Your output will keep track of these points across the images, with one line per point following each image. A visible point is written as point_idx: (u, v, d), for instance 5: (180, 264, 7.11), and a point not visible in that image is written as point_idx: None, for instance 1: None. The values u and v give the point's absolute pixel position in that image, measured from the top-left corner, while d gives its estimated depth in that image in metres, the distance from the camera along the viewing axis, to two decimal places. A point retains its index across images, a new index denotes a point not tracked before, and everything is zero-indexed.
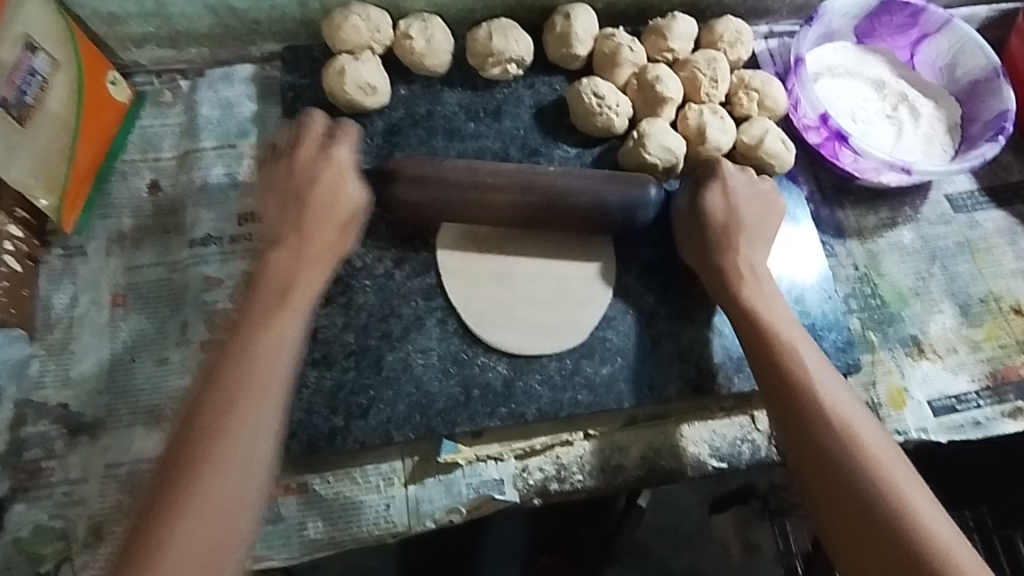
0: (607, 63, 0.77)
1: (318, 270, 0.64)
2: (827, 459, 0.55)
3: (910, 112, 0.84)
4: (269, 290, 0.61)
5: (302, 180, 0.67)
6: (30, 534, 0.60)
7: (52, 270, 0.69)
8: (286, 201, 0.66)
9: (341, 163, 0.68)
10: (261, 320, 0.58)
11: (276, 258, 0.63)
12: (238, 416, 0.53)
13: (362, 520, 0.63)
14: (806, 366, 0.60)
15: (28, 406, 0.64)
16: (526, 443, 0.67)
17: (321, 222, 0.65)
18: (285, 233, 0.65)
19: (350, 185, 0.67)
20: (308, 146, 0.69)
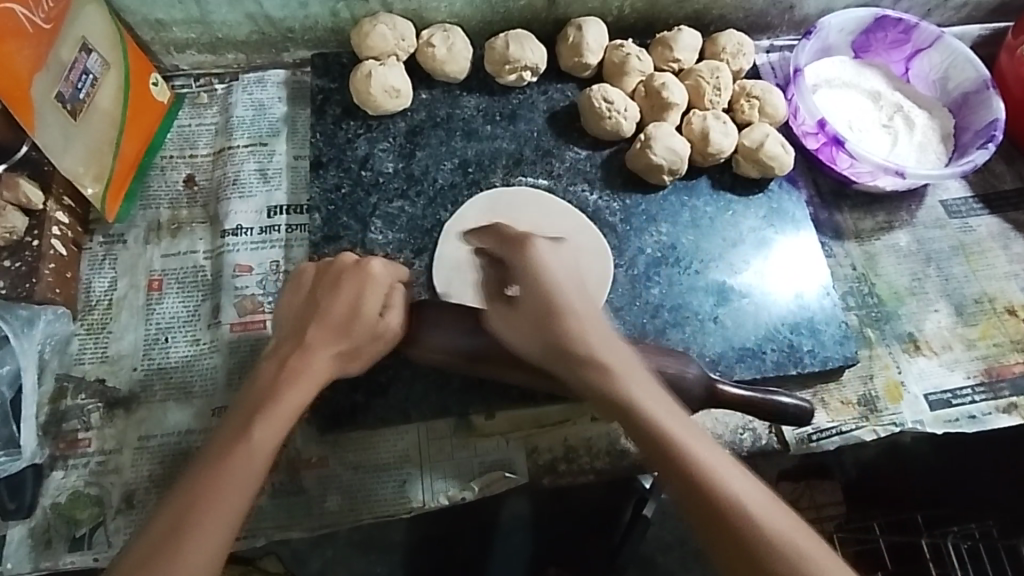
0: (616, 71, 0.82)
1: (304, 392, 0.55)
2: (705, 494, 0.49)
3: (905, 122, 0.88)
4: (244, 411, 0.54)
5: (325, 295, 0.60)
6: (67, 500, 0.64)
7: (94, 255, 0.74)
8: (301, 314, 0.59)
9: (372, 280, 0.61)
10: (232, 431, 0.53)
11: (267, 367, 0.58)
12: (185, 548, 0.48)
13: (379, 493, 0.66)
14: (648, 400, 0.53)
15: (69, 380, 0.68)
16: (537, 425, 0.70)
17: (328, 347, 0.58)
18: (286, 349, 0.58)
19: (373, 309, 0.60)
20: (348, 256, 0.62)
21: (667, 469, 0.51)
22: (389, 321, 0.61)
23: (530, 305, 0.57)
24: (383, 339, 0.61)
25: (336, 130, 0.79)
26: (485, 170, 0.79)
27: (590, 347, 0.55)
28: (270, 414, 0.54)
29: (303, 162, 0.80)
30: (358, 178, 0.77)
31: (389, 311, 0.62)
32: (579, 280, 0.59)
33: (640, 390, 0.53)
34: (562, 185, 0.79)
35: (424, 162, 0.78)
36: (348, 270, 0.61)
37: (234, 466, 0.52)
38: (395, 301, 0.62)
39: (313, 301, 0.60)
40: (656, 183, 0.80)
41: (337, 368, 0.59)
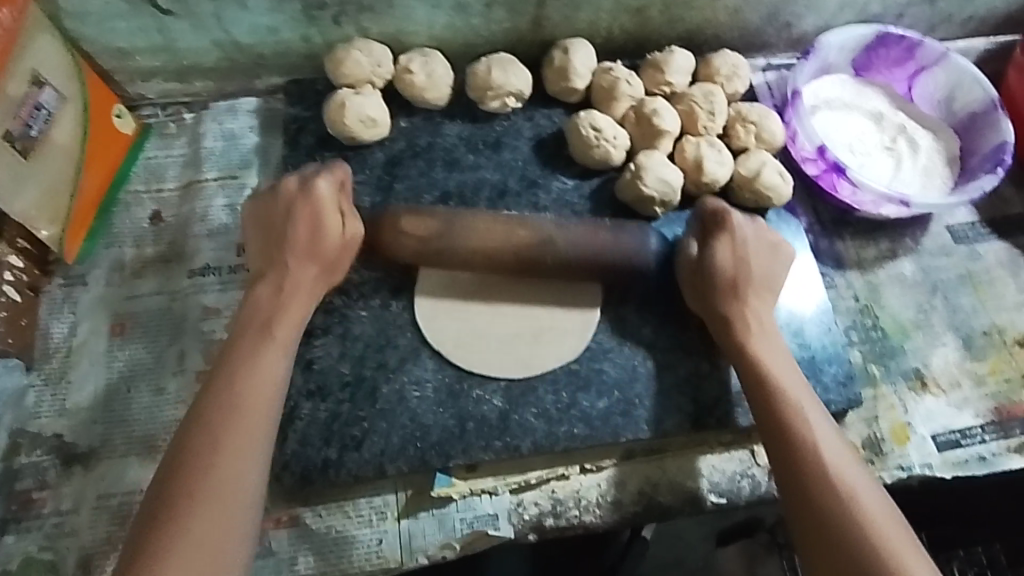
0: (605, 96, 0.78)
1: (297, 316, 0.62)
2: (791, 440, 0.58)
3: (909, 144, 0.84)
4: (256, 321, 0.60)
5: (283, 221, 0.64)
6: (19, 566, 0.60)
7: (53, 299, 0.70)
8: (269, 236, 0.64)
9: (320, 200, 0.65)
10: (251, 339, 0.59)
11: (260, 289, 0.62)
12: (219, 458, 0.52)
13: (354, 554, 0.62)
14: (775, 359, 0.63)
15: (24, 435, 0.64)
16: (521, 477, 0.66)
17: (309, 262, 0.64)
18: (270, 271, 0.63)
19: (332, 222, 0.65)
20: (293, 180, 0.66)
21: (775, 420, 0.59)
22: (351, 229, 0.66)
23: (721, 284, 0.66)
24: (349, 244, 0.65)
25: (310, 161, 0.75)
26: (468, 202, 0.75)
27: (748, 328, 0.65)
28: (285, 316, 0.61)
29: None
30: None
31: (346, 221, 0.66)
32: (769, 261, 0.68)
33: (767, 353, 0.64)
34: (548, 218, 0.75)
35: (403, 194, 0.74)
36: (295, 199, 0.65)
37: (259, 368, 0.57)
38: (348, 211, 0.66)
39: (274, 228, 0.64)
40: (648, 215, 0.76)
41: (320, 286, 0.64)
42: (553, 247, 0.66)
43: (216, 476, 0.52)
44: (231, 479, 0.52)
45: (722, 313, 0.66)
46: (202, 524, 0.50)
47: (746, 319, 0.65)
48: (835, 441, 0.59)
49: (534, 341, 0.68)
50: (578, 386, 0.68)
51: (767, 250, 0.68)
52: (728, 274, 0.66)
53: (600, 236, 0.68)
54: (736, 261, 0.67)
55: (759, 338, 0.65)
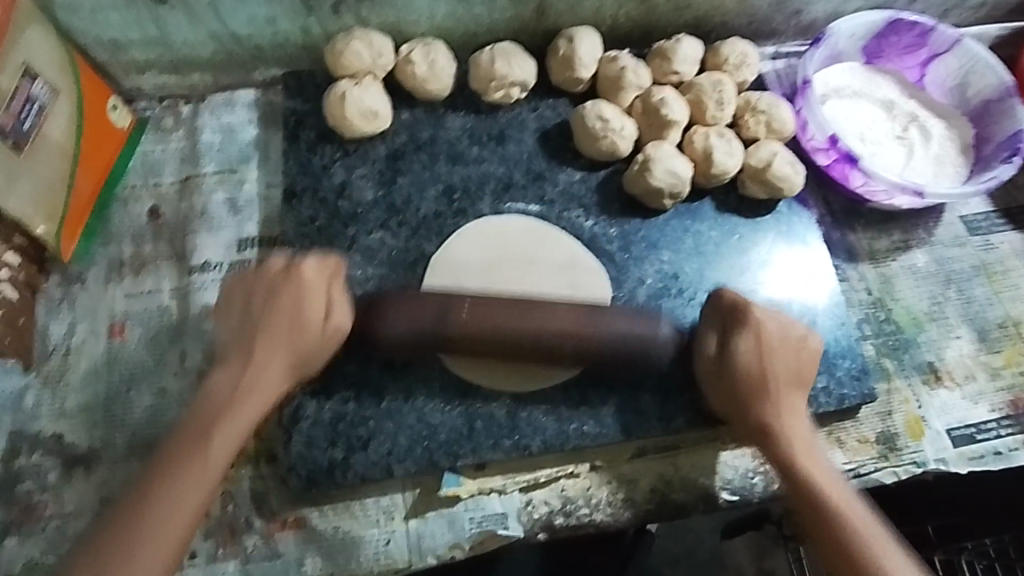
0: (611, 86, 0.76)
1: (258, 403, 0.58)
2: (842, 536, 0.56)
3: (921, 132, 0.82)
4: (197, 423, 0.56)
5: (261, 304, 0.61)
6: (22, 571, 0.59)
7: (51, 299, 0.69)
8: (241, 333, 0.60)
9: (307, 282, 0.61)
10: (218, 398, 0.57)
11: (218, 377, 0.59)
12: (183, 471, 0.54)
13: (361, 556, 0.61)
14: (805, 444, 0.61)
15: (23, 437, 0.63)
16: (531, 475, 0.65)
17: (284, 349, 0.59)
18: (235, 358, 0.59)
19: (314, 314, 0.60)
20: (279, 261, 0.63)
21: (821, 516, 0.57)
22: (334, 322, 0.61)
23: (744, 382, 0.62)
24: (332, 338, 0.61)
25: (311, 156, 0.73)
26: (472, 196, 0.73)
27: (779, 407, 0.62)
28: (229, 425, 0.56)
29: (276, 190, 0.74)
30: (336, 208, 0.71)
31: (331, 313, 0.61)
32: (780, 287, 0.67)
33: (796, 434, 0.61)
34: (555, 212, 0.74)
35: (407, 189, 0.73)
36: (279, 281, 0.61)
37: (221, 427, 0.56)
38: (335, 299, 0.62)
39: (252, 317, 0.60)
40: (656, 207, 0.74)
41: (293, 375, 0.60)
42: (554, 328, 0.61)
43: (179, 488, 0.53)
44: (197, 484, 0.54)
45: (750, 412, 0.62)
46: (158, 530, 0.51)
47: (774, 407, 0.62)
48: (879, 525, 0.57)
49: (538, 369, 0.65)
50: (587, 383, 0.66)
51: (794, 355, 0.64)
52: (754, 369, 0.62)
53: (603, 322, 0.61)
54: (761, 358, 0.63)
55: (783, 409, 0.62)
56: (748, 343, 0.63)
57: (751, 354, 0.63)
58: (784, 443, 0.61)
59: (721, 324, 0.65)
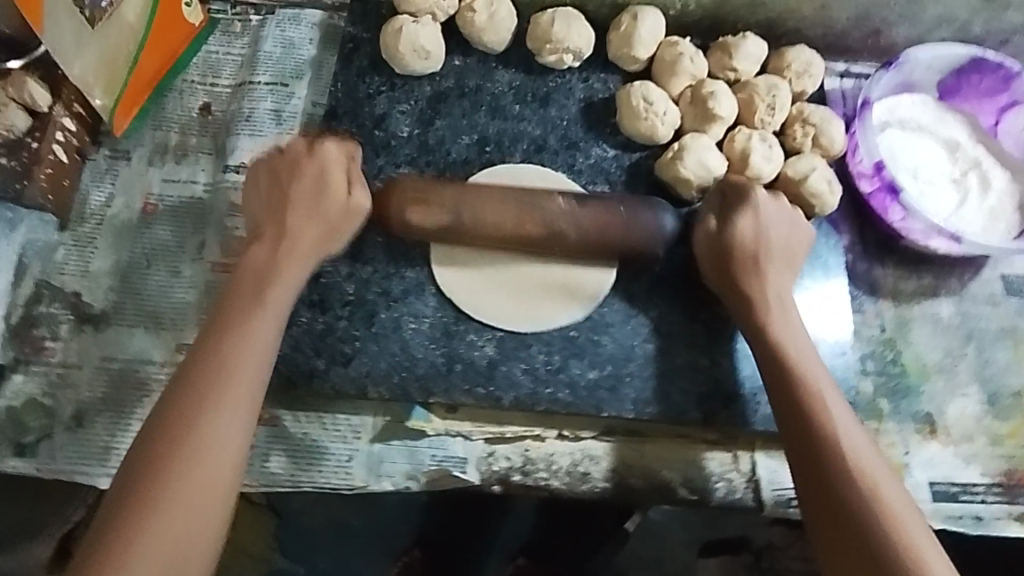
0: (664, 70, 0.75)
1: (274, 316, 0.59)
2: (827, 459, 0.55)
3: (980, 181, 0.78)
4: (247, 283, 0.60)
5: (289, 180, 0.64)
6: (21, 405, 0.64)
7: (96, 167, 0.73)
8: (273, 199, 0.64)
9: (329, 161, 0.65)
10: (229, 331, 0.57)
11: (258, 250, 0.62)
12: (177, 467, 0.51)
13: (323, 465, 0.65)
14: (802, 356, 0.61)
15: (47, 287, 0.68)
16: (497, 429, 0.66)
17: (308, 225, 0.63)
18: (269, 228, 0.63)
19: (340, 183, 0.64)
20: (301, 142, 0.66)
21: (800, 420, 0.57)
22: (357, 196, 0.65)
23: (742, 260, 0.65)
24: (354, 213, 0.65)
25: (358, 82, 0.75)
26: (503, 151, 0.74)
27: (770, 310, 0.63)
28: (247, 334, 0.57)
29: (320, 110, 0.77)
30: (370, 136, 0.73)
31: (354, 186, 0.65)
32: (789, 263, 0.66)
33: (787, 336, 0.62)
34: (580, 182, 0.74)
35: (441, 132, 0.74)
36: (303, 157, 0.65)
37: (233, 378, 0.55)
38: (356, 177, 0.66)
39: (279, 184, 0.64)
40: (682, 199, 0.73)
41: (323, 248, 0.64)
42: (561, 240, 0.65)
43: (177, 478, 0.51)
44: (218, 438, 0.53)
45: (746, 297, 0.64)
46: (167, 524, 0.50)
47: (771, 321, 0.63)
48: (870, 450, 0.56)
49: (542, 292, 0.67)
50: (571, 353, 0.67)
51: (788, 257, 0.66)
52: (749, 245, 0.65)
53: (610, 226, 0.65)
54: (757, 237, 0.65)
55: (779, 326, 0.63)
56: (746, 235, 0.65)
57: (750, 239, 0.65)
58: (775, 346, 0.61)
59: (718, 253, 0.66)
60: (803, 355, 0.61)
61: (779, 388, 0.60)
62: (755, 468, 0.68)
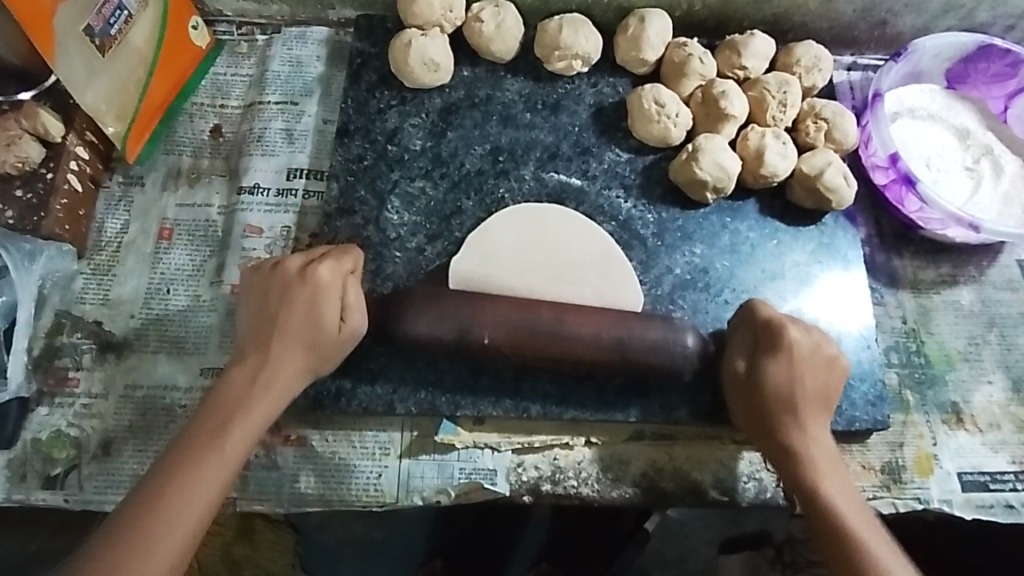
0: (674, 72, 0.75)
1: (273, 402, 0.59)
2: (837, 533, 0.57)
3: (994, 167, 0.78)
4: (220, 408, 0.58)
5: (276, 304, 0.60)
6: (48, 437, 0.64)
7: (111, 195, 0.73)
8: (260, 325, 0.60)
9: (318, 287, 0.61)
10: (220, 414, 0.57)
11: (240, 373, 0.59)
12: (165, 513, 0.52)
13: (352, 483, 0.64)
14: (821, 442, 0.61)
15: (67, 317, 0.68)
16: (526, 439, 0.66)
17: (300, 348, 0.60)
18: (253, 355, 0.60)
19: (331, 316, 0.60)
20: (295, 261, 0.62)
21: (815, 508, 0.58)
22: (351, 325, 0.61)
23: (776, 403, 0.61)
24: (348, 339, 0.61)
25: (369, 98, 0.75)
26: (517, 160, 0.74)
27: (803, 393, 0.61)
28: (248, 416, 0.58)
29: (331, 127, 0.76)
30: (383, 151, 0.73)
31: (346, 315, 0.61)
32: (827, 372, 0.62)
33: (813, 437, 0.61)
34: (595, 187, 0.74)
35: (454, 143, 0.74)
36: (293, 282, 0.61)
37: (219, 444, 0.56)
38: (352, 302, 0.61)
39: (267, 315, 0.61)
40: (698, 200, 0.73)
41: (310, 371, 0.61)
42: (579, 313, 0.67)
43: (166, 522, 0.52)
44: (192, 504, 0.53)
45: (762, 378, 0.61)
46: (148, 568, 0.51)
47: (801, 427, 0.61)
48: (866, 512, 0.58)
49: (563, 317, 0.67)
50: None
51: (827, 381, 0.62)
52: (783, 387, 0.61)
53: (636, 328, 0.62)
54: (794, 377, 0.61)
55: (809, 440, 0.60)
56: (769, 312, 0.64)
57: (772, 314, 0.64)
58: (798, 434, 0.61)
59: (751, 345, 0.64)
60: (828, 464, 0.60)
61: (797, 481, 0.59)
62: None
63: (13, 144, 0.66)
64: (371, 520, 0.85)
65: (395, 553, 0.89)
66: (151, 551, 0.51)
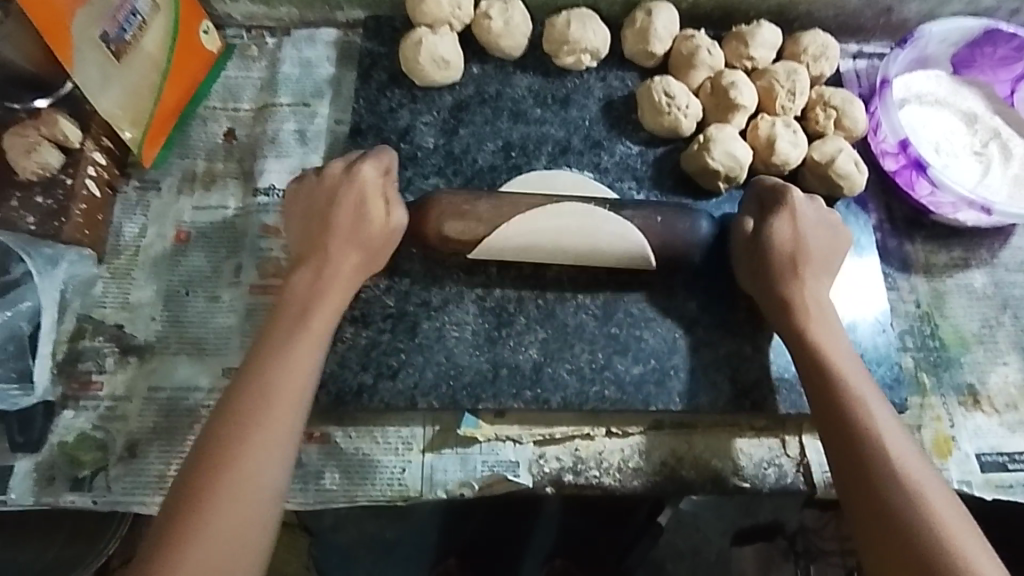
0: (682, 64, 0.76)
1: (335, 306, 0.61)
2: (887, 491, 0.53)
3: (1003, 150, 0.79)
4: (257, 365, 0.56)
5: (330, 205, 0.63)
6: (73, 440, 0.64)
7: (127, 200, 0.73)
8: (310, 226, 0.63)
9: (365, 184, 0.64)
10: (255, 383, 0.55)
11: (301, 275, 0.61)
12: (234, 464, 0.52)
13: (376, 478, 0.65)
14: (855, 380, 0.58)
15: (88, 321, 0.68)
16: (547, 430, 0.67)
17: (353, 249, 0.62)
18: (312, 255, 0.62)
19: (378, 209, 0.64)
20: (339, 167, 0.65)
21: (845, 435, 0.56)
22: (394, 215, 0.64)
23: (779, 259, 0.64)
24: (392, 235, 0.64)
25: (380, 97, 0.76)
26: (529, 155, 0.75)
27: (811, 314, 0.62)
28: (286, 382, 0.56)
29: (344, 127, 0.77)
30: (396, 150, 0.74)
31: (391, 206, 0.64)
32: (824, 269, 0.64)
33: (831, 348, 0.60)
34: (607, 180, 0.74)
35: (466, 140, 0.75)
36: (341, 182, 0.64)
37: (255, 439, 0.53)
38: (394, 196, 0.65)
39: (320, 211, 0.63)
40: (710, 189, 0.74)
41: (364, 273, 0.63)
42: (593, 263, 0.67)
43: (204, 539, 0.49)
44: (248, 482, 0.52)
45: (788, 317, 0.62)
46: (224, 516, 0.50)
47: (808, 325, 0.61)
48: (920, 463, 0.55)
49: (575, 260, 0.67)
50: (614, 349, 0.67)
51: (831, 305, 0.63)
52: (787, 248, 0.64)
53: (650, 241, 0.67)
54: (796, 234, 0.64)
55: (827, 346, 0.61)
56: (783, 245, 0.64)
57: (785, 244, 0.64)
58: (830, 375, 0.59)
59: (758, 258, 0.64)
60: (855, 377, 0.59)
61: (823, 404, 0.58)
62: (804, 450, 0.68)
63: (33, 151, 0.67)
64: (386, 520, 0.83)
65: (407, 554, 0.88)
66: (220, 504, 0.50)
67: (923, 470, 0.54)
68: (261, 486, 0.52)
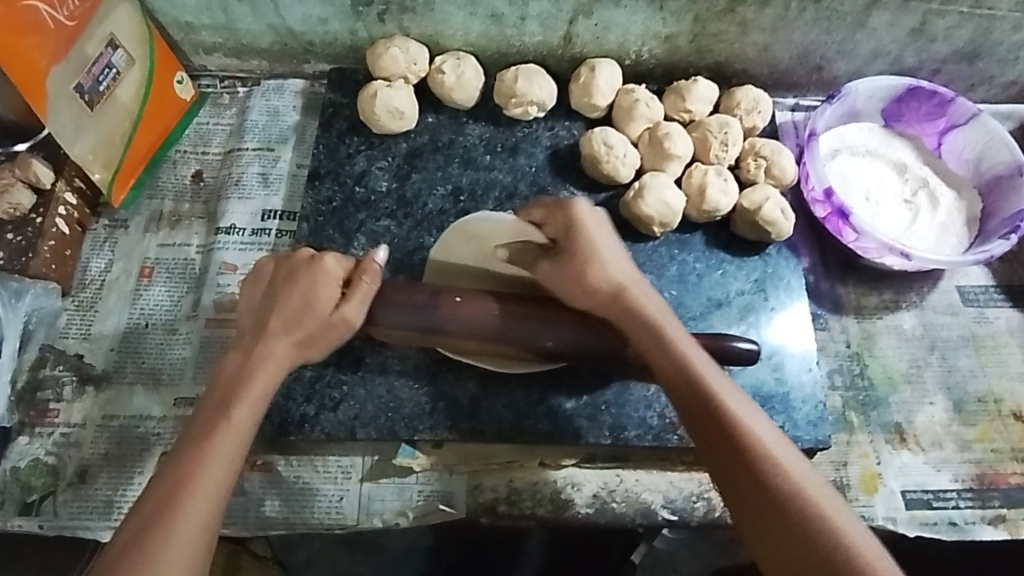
0: (623, 115, 0.81)
1: (268, 377, 0.60)
2: (758, 476, 0.53)
3: (930, 199, 0.83)
4: (200, 427, 0.57)
5: (281, 287, 0.63)
6: (27, 466, 0.67)
7: (96, 237, 0.78)
8: (259, 304, 0.64)
9: (327, 274, 0.64)
10: (192, 447, 0.55)
11: (233, 357, 0.62)
12: (186, 499, 0.52)
13: (315, 506, 0.68)
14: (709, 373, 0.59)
15: (50, 351, 0.72)
16: (482, 462, 0.69)
17: (284, 336, 0.62)
18: (245, 338, 0.62)
19: (326, 299, 0.63)
20: (306, 251, 0.66)
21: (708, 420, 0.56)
22: (345, 311, 0.63)
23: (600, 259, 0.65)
24: (337, 325, 0.63)
25: (339, 144, 0.81)
26: (477, 200, 0.79)
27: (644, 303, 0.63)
28: (225, 432, 0.56)
29: (305, 171, 0.82)
30: (352, 193, 0.78)
31: (344, 301, 0.64)
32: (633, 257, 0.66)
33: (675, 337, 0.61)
34: None
35: (418, 185, 0.79)
36: (302, 265, 0.64)
37: (191, 497, 0.53)
38: (354, 292, 0.64)
39: (272, 293, 0.64)
40: (646, 233, 0.78)
41: (298, 356, 0.63)
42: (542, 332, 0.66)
43: None
44: (183, 535, 0.51)
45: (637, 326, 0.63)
46: (178, 546, 0.50)
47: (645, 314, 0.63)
48: (783, 446, 0.54)
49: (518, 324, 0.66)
50: (548, 385, 0.70)
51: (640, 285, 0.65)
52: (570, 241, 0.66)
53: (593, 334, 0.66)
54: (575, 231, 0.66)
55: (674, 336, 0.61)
56: (606, 279, 0.64)
57: (607, 279, 0.64)
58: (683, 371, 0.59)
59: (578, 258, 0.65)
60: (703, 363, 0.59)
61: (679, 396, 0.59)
62: None
63: (6, 192, 0.72)
64: (356, 555, 0.83)
65: None
66: (184, 526, 0.51)
67: (785, 448, 0.54)
68: (192, 541, 0.51)
